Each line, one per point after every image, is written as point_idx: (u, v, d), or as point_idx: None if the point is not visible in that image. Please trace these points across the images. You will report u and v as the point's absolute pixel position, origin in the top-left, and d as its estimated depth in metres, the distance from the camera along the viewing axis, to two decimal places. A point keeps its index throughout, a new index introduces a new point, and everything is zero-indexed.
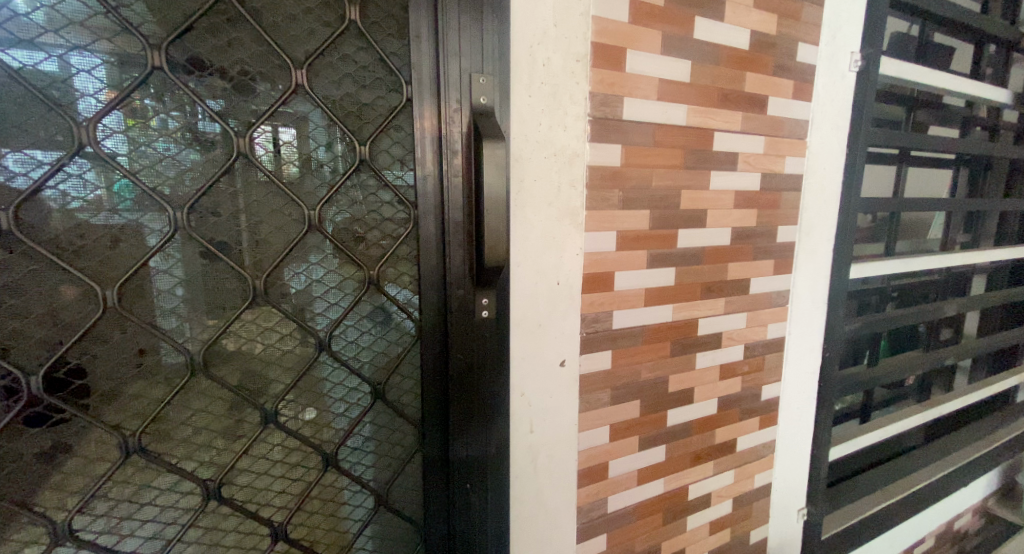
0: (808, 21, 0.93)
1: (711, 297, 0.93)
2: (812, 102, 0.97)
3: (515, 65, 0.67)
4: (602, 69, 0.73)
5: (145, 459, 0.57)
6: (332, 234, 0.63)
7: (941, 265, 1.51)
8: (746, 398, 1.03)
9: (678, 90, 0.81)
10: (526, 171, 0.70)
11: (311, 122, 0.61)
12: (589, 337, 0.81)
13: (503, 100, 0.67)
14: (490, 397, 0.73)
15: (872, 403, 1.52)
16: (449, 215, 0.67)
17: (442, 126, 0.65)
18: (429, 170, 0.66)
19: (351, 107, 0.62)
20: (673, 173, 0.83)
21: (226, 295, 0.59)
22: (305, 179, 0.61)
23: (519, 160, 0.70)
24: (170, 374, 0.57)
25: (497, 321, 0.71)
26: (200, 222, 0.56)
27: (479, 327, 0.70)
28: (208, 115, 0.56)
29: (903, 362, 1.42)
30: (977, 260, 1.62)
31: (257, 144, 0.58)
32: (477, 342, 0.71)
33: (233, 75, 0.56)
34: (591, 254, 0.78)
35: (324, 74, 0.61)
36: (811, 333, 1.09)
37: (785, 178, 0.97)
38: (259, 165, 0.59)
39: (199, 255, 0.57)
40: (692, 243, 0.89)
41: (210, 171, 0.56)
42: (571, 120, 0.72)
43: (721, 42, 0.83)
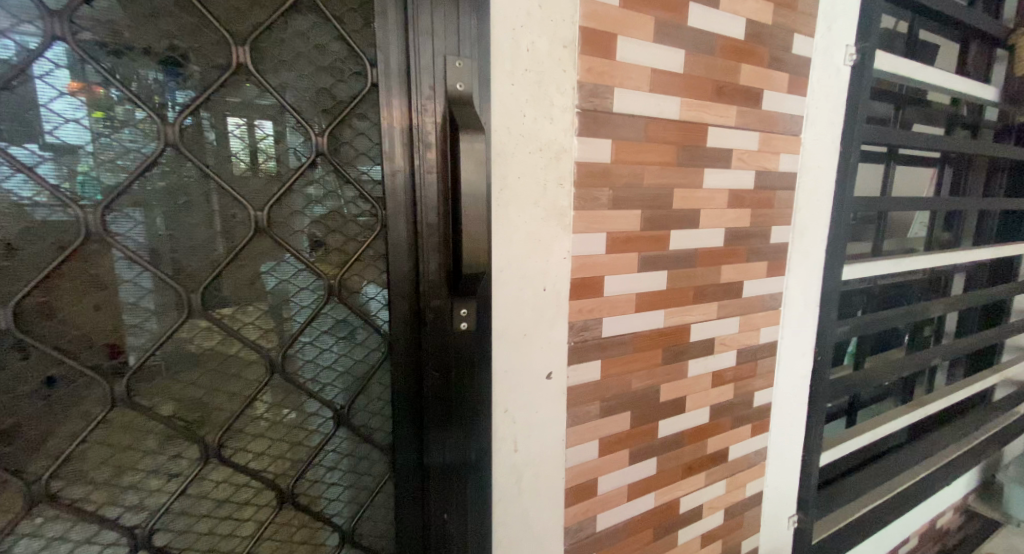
0: (804, 12, 0.88)
1: (705, 301, 0.89)
2: (807, 97, 0.93)
3: (495, 49, 0.60)
4: (591, 56, 0.67)
5: (56, 508, 0.49)
6: (284, 240, 0.56)
7: (926, 265, 1.50)
8: (738, 405, 0.98)
9: (672, 82, 0.76)
10: (509, 167, 0.64)
11: (257, 109, 0.53)
12: (577, 346, 0.75)
13: (482, 88, 0.60)
14: (469, 417, 0.66)
15: (858, 404, 1.51)
16: (422, 217, 0.61)
17: (413, 115, 0.58)
18: (399, 164, 0.59)
19: (308, 93, 0.55)
20: (665, 171, 0.78)
21: (155, 311, 0.51)
22: (251, 176, 0.54)
23: (501, 154, 0.63)
24: (90, 405, 0.49)
25: (477, 333, 0.65)
26: (128, 227, 0.49)
27: (457, 341, 0.64)
28: (127, 97, 0.48)
29: (891, 363, 1.41)
30: (960, 259, 1.62)
31: (191, 133, 0.51)
32: (453, 358, 0.64)
33: (160, 51, 0.48)
34: (579, 258, 0.73)
35: (273, 52, 0.53)
36: (803, 338, 1.06)
37: (779, 176, 0.93)
38: (202, 157, 0.51)
39: (119, 264, 0.49)
40: (684, 245, 0.84)
41: (131, 166, 0.48)
42: (558, 111, 0.66)
43: (717, 31, 0.78)
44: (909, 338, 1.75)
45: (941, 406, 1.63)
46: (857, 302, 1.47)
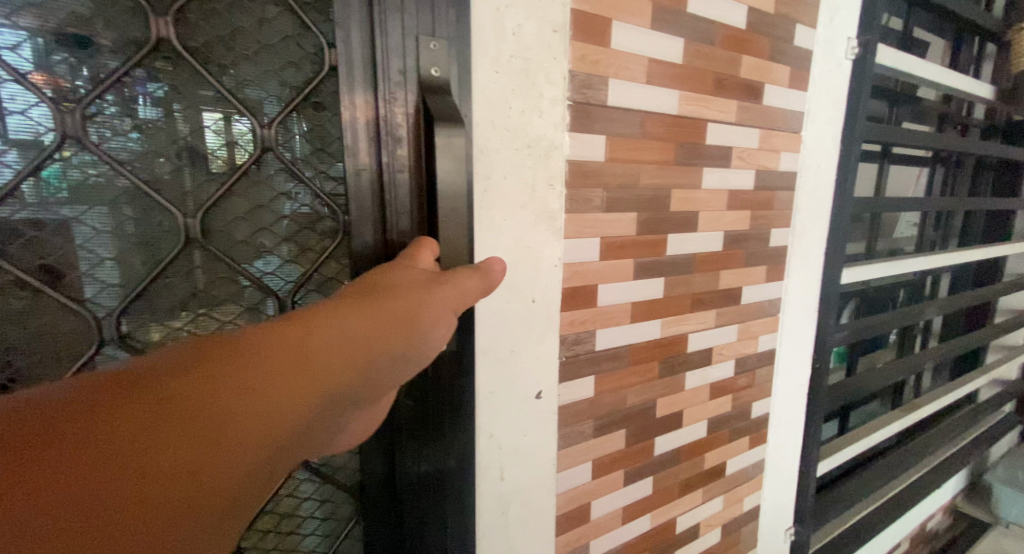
0: (806, 1, 0.83)
1: (703, 310, 0.83)
2: (808, 92, 0.88)
3: (476, 30, 0.53)
4: (584, 42, 0.61)
5: None
6: (224, 253, 0.51)
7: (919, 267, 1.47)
8: (736, 417, 0.93)
9: (670, 73, 0.70)
10: (494, 164, 0.57)
11: (191, 97, 0.47)
12: (569, 361, 0.69)
13: (461, 75, 0.53)
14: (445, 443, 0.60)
15: (850, 408, 1.48)
16: (389, 223, 0.54)
17: (379, 107, 0.51)
18: (364, 162, 0.52)
19: (256, 78, 0.50)
20: (662, 170, 0.72)
21: (65, 337, 0.45)
22: (183, 175, 0.48)
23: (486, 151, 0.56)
24: None
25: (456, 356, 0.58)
26: (21, 240, 0.42)
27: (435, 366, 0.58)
28: (15, 78, 0.40)
29: (885, 368, 1.38)
30: (950, 260, 1.60)
31: (103, 124, 0.44)
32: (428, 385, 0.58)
33: (58, 23, 0.42)
34: (570, 266, 0.67)
35: (204, 27, 0.47)
36: (801, 346, 1.01)
37: (780, 176, 0.87)
38: (135, 148, 0.46)
39: (14, 289, 0.43)
40: (682, 249, 0.78)
41: (22, 164, 0.41)
42: (547, 104, 0.59)
43: (717, 18, 0.72)
44: (897, 339, 1.74)
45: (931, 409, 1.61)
46: (850, 304, 1.44)
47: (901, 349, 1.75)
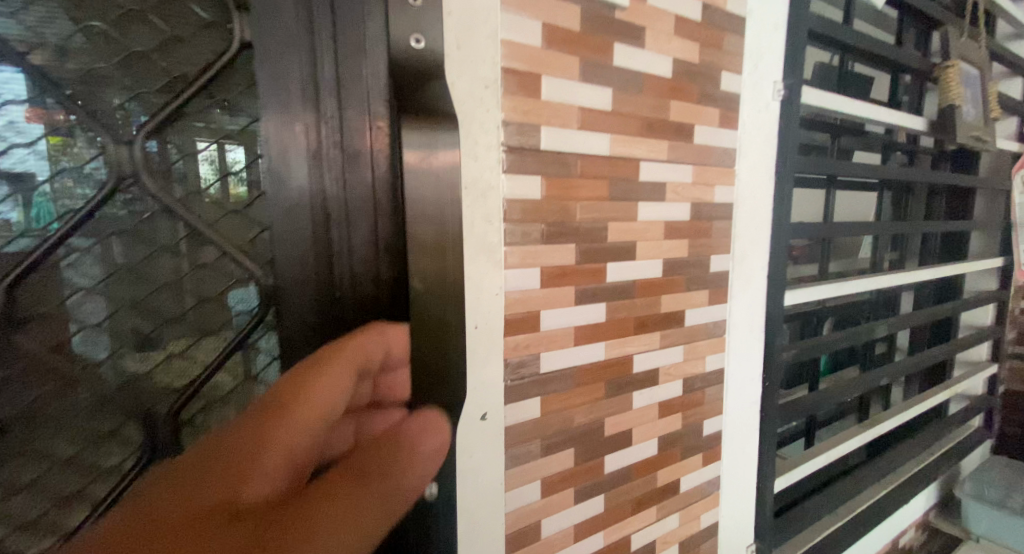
0: (730, 51, 0.92)
1: (647, 332, 0.89)
2: (739, 131, 0.96)
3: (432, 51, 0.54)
4: (516, 95, 0.68)
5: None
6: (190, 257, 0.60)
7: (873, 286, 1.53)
8: (687, 435, 0.98)
9: (600, 119, 0.77)
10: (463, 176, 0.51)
11: (162, 116, 0.57)
12: (514, 384, 0.74)
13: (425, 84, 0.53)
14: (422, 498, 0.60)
15: (814, 424, 1.52)
16: (341, 241, 0.57)
17: (333, 121, 0.54)
18: (311, 178, 0.56)
19: (224, 101, 0.60)
20: (598, 205, 0.79)
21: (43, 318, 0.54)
22: (153, 185, 0.57)
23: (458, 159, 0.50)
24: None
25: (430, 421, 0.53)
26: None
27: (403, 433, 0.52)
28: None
29: (846, 383, 1.43)
30: (904, 280, 1.68)
31: (63, 135, 0.54)
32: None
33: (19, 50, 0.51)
34: (512, 294, 0.72)
35: (170, 58, 0.57)
36: (751, 365, 1.07)
37: (715, 207, 0.94)
38: (100, 154, 0.55)
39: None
40: (622, 276, 0.84)
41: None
42: (482, 149, 0.66)
43: (644, 69, 0.80)
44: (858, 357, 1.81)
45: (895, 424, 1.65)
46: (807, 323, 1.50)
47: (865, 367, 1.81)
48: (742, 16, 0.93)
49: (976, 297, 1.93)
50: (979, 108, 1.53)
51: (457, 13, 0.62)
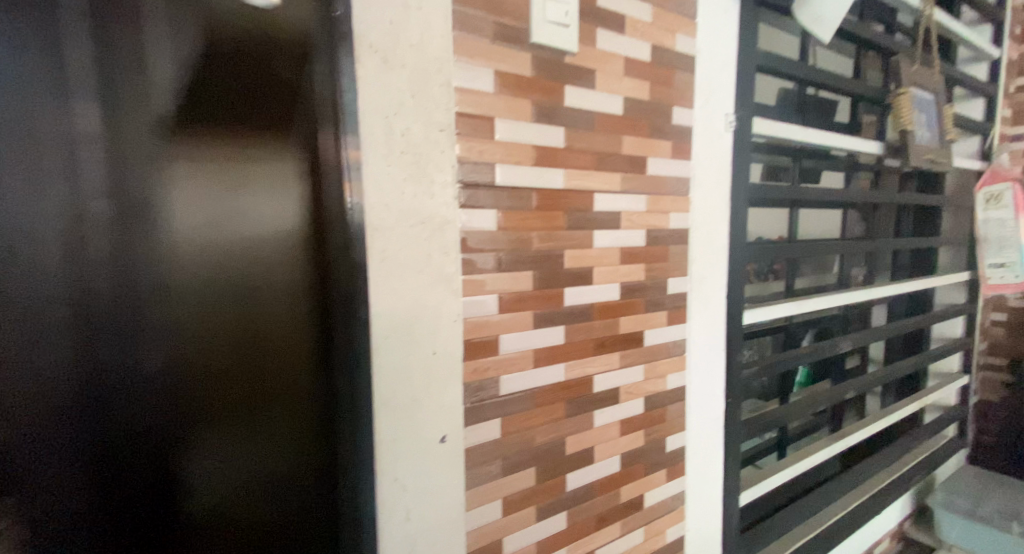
0: (680, 87, 0.98)
1: (606, 352, 0.93)
2: (691, 161, 1.02)
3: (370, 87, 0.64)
4: (470, 136, 0.74)
5: None
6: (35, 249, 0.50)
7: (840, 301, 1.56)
8: (649, 451, 1.01)
9: (554, 155, 0.83)
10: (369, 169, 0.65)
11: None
12: (474, 406, 0.78)
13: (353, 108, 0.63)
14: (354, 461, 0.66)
15: (786, 437, 1.57)
16: (135, 230, 0.55)
17: (110, 105, 0.53)
18: (87, 162, 0.52)
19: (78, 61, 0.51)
20: (554, 235, 0.84)
21: None
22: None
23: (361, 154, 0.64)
24: None
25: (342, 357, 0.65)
26: None
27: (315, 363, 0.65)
28: None
29: (814, 397, 1.47)
30: (872, 296, 1.73)
31: None
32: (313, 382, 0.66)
33: None
34: (470, 320, 0.77)
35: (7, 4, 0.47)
36: (712, 382, 1.11)
37: (671, 232, 1.00)
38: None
39: None
40: (580, 300, 0.89)
41: None
42: (438, 187, 0.71)
43: (595, 108, 0.86)
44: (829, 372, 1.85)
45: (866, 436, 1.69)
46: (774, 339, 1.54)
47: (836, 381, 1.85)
48: (691, 55, 0.99)
49: (946, 311, 1.98)
50: (934, 131, 1.60)
51: (411, 65, 0.67)
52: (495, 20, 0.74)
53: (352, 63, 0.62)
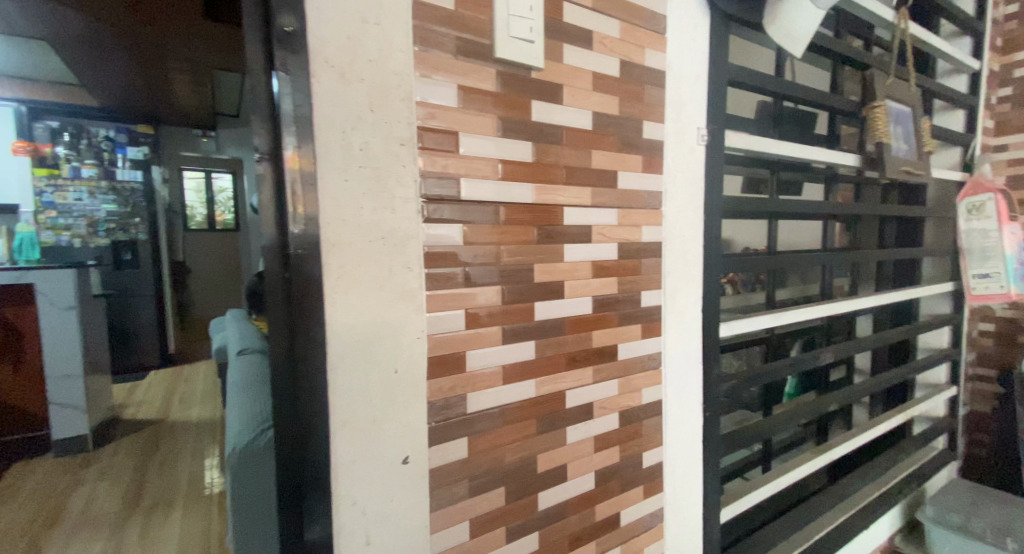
0: (650, 101, 0.98)
1: (579, 368, 0.92)
2: (664, 174, 1.02)
3: (324, 103, 0.65)
4: (433, 152, 0.73)
5: None
6: None
7: (826, 311, 1.51)
8: (625, 468, 1.00)
9: (521, 169, 0.82)
10: (319, 183, 0.65)
11: None
12: (439, 425, 0.76)
13: (304, 123, 0.64)
14: (318, 464, 0.67)
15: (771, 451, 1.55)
16: None
17: None
18: None
19: None
20: (522, 249, 0.84)
21: None
22: None
23: (308, 170, 0.64)
24: None
25: (303, 359, 0.66)
26: None
27: (276, 365, 0.68)
28: None
29: (798, 408, 1.45)
30: (856, 306, 1.72)
31: None
32: (277, 384, 0.68)
33: None
34: (435, 337, 0.76)
35: None
36: (690, 396, 1.10)
37: (643, 246, 1.00)
38: None
39: None
40: (551, 315, 0.88)
41: None
42: (400, 202, 0.71)
43: (563, 122, 0.86)
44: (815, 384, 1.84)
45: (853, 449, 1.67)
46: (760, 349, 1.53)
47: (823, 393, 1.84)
48: (661, 70, 0.99)
49: (931, 321, 1.98)
50: (911, 143, 1.61)
51: (369, 81, 0.67)
52: (457, 36, 0.74)
53: (306, 79, 0.63)
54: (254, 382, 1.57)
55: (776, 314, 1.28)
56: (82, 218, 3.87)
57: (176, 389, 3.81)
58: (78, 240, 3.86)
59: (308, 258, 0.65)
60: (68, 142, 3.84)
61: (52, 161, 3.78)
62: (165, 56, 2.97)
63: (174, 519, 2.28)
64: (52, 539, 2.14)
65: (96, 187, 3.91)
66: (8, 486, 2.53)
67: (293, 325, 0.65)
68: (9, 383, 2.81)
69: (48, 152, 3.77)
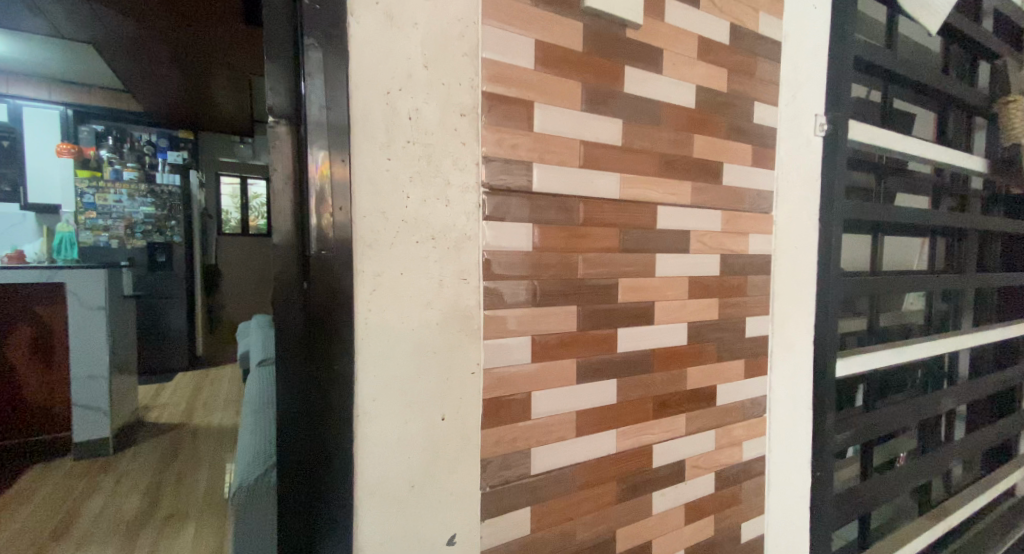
0: (763, 79, 0.78)
1: (670, 414, 0.71)
2: (775, 170, 0.82)
3: (363, 51, 0.47)
4: (501, 125, 0.55)
5: None
6: None
7: (953, 347, 1.25)
8: (721, 543, 0.78)
9: (609, 156, 0.63)
10: (352, 165, 0.47)
11: None
12: (496, 491, 0.57)
13: (336, 79, 0.46)
14: (334, 540, 0.49)
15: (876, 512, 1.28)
16: None
17: None
18: None
19: None
20: (607, 259, 0.64)
21: None
22: None
23: (341, 155, 0.46)
24: None
25: (324, 401, 0.48)
26: None
27: (287, 410, 0.49)
28: None
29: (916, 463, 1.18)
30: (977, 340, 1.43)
31: None
32: (286, 436, 0.49)
33: None
34: (495, 372, 0.57)
35: None
36: (798, 452, 0.88)
37: (749, 260, 0.79)
38: None
39: None
40: (639, 345, 0.68)
41: None
42: (455, 192, 0.52)
43: (661, 97, 0.67)
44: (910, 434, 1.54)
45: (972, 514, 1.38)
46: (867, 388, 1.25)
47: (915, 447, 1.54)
48: (777, 41, 0.80)
49: None
50: None
51: (423, 26, 0.49)
52: None
53: (341, 15, 0.46)
54: (274, 399, 1.38)
55: (895, 348, 1.04)
56: (120, 220, 3.76)
57: (199, 393, 3.71)
58: (116, 241, 3.77)
59: (337, 261, 0.47)
60: (112, 145, 3.81)
61: (95, 163, 3.72)
62: (206, 63, 2.89)
63: (186, 528, 2.11)
64: (63, 544, 1.98)
65: (135, 189, 3.81)
66: (22, 489, 2.38)
67: (311, 355, 0.47)
68: (38, 384, 2.70)
69: (91, 154, 3.73)
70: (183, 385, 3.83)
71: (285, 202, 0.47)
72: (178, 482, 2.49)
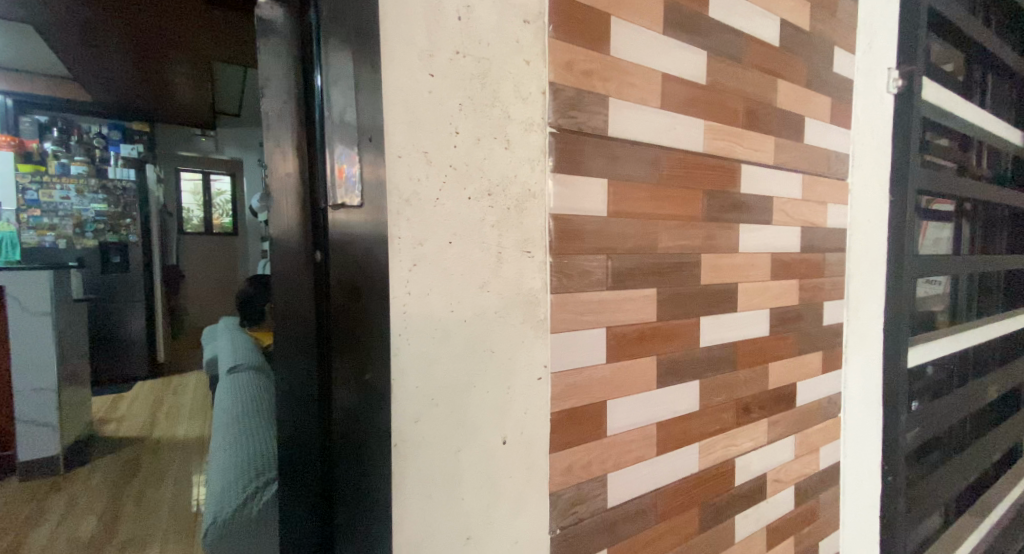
0: (841, 20, 0.66)
1: (751, 420, 0.59)
2: (851, 130, 0.70)
3: None
4: (574, 43, 0.40)
5: None
6: None
7: (985, 334, 1.20)
8: None
9: (692, 97, 0.50)
10: (383, 75, 0.32)
11: None
12: (570, 534, 0.43)
13: None
14: None
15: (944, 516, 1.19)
16: None
17: None
18: None
19: None
20: (691, 231, 0.51)
21: None
22: None
23: (365, 56, 0.31)
24: None
25: (347, 420, 0.32)
26: None
27: (293, 425, 0.34)
28: None
29: (964, 455, 1.14)
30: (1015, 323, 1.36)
31: None
32: (299, 478, 0.34)
33: None
34: (568, 378, 0.42)
35: None
36: (867, 453, 0.78)
37: (827, 235, 0.68)
38: None
39: None
40: (720, 336, 0.55)
41: None
42: (516, 128, 0.38)
43: (746, 30, 0.54)
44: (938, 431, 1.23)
45: (1011, 504, 1.33)
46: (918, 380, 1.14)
47: (936, 451, 1.21)
48: None
49: None
50: None
51: None
52: None
53: None
54: (258, 409, 1.21)
55: (953, 334, 1.06)
56: (68, 217, 3.40)
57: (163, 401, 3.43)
58: (64, 241, 3.40)
59: (362, 223, 0.32)
60: (57, 137, 3.35)
61: (38, 157, 3.28)
62: (165, 52, 2.58)
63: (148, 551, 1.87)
64: None
65: (84, 184, 3.45)
66: None
67: (326, 340, 0.32)
68: None
69: (33, 147, 3.26)
70: (146, 394, 3.54)
71: (283, 134, 0.32)
72: (139, 501, 2.24)
